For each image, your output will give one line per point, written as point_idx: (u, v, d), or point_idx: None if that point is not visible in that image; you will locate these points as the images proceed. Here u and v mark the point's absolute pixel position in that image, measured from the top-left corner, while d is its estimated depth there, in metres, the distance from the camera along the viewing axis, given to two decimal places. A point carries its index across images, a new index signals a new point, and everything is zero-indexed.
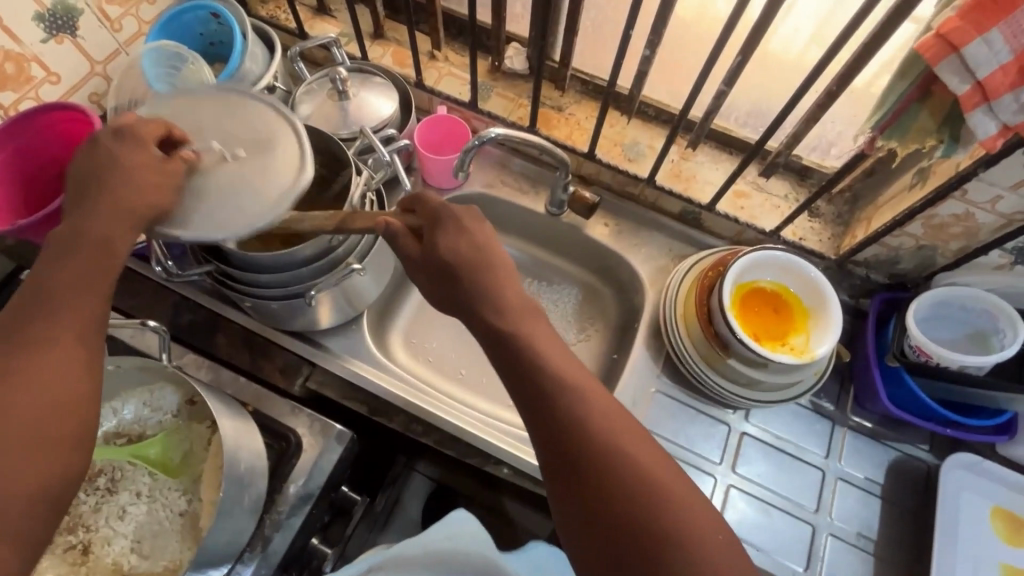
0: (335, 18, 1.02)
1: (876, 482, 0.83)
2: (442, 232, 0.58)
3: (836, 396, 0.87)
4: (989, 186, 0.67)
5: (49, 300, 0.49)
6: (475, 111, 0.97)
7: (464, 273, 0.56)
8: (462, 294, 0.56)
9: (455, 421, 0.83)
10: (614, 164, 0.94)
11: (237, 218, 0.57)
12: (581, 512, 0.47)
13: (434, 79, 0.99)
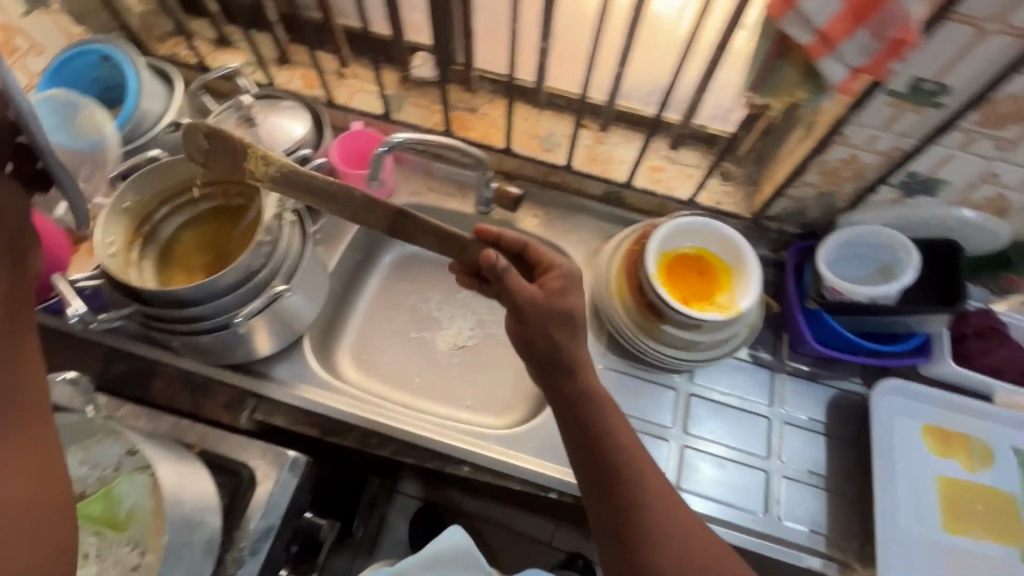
0: (237, 48, 1.02)
1: (819, 421, 0.87)
2: (561, 296, 0.68)
3: (772, 346, 0.92)
4: (865, 124, 0.72)
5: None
6: (390, 123, 0.98)
7: (544, 323, 0.67)
8: (541, 332, 0.67)
9: (408, 428, 0.83)
10: (532, 156, 0.96)
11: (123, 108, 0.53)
12: (619, 545, 0.64)
13: (345, 97, 1.00)
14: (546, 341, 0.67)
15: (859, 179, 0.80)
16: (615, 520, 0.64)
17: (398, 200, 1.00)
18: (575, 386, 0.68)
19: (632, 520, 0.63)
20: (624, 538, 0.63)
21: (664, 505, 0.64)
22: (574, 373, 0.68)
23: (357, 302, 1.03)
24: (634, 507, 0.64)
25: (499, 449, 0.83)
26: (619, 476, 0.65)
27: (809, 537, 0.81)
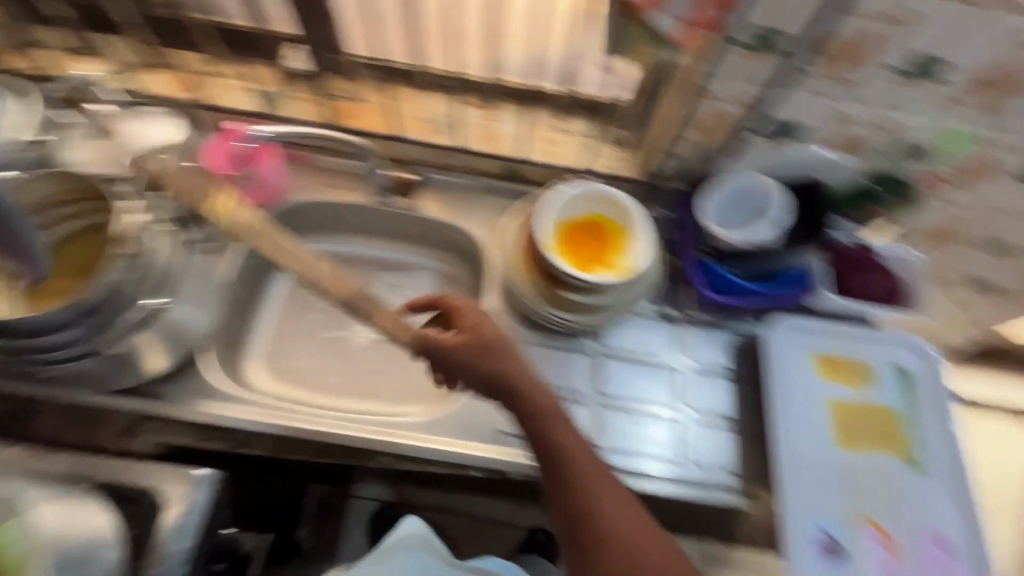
0: (93, 55, 0.95)
1: (723, 365, 0.92)
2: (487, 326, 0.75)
3: (675, 299, 0.95)
4: (721, 74, 0.75)
5: None
6: (270, 118, 0.94)
7: (472, 351, 0.73)
8: (472, 357, 0.73)
9: (318, 431, 0.79)
10: (422, 139, 0.97)
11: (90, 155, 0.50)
12: (584, 550, 0.63)
13: (216, 95, 0.95)
14: (476, 365, 0.72)
15: (725, 128, 0.84)
16: (572, 530, 0.65)
17: (291, 197, 0.96)
18: (513, 401, 0.71)
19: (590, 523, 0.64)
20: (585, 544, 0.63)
21: (621, 509, 0.65)
22: (510, 391, 0.71)
23: (261, 309, 0.99)
24: (588, 511, 0.64)
25: (418, 436, 0.82)
26: (570, 484, 0.66)
27: (730, 480, 0.84)
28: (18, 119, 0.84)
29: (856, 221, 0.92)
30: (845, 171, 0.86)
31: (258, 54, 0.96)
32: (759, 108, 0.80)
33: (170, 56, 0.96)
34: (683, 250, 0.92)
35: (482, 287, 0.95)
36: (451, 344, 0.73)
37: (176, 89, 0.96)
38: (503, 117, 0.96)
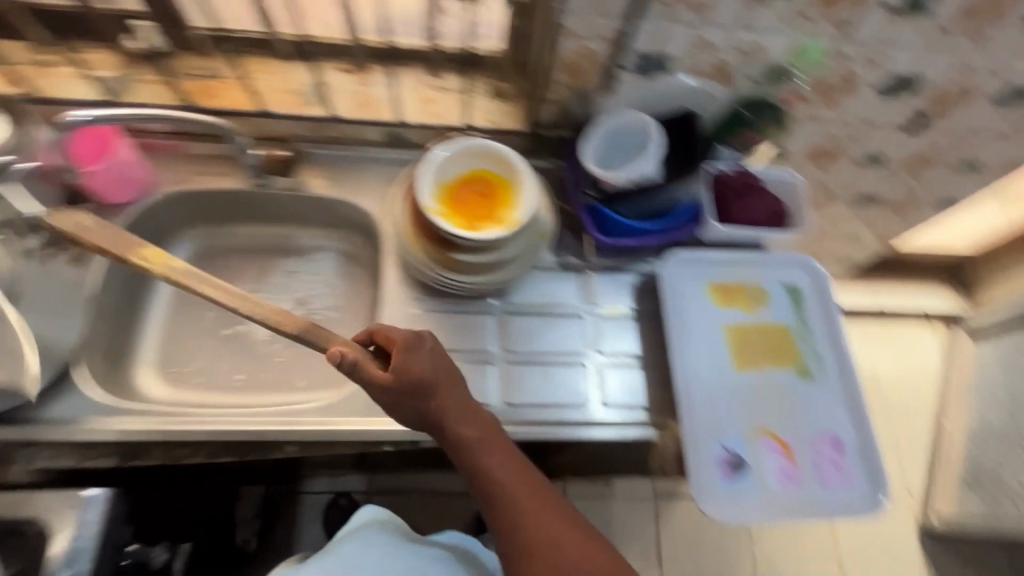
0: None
1: (820, 364, 0.82)
2: (458, 422, 0.69)
3: (761, 289, 0.86)
4: (817, 35, 0.72)
5: None
6: (267, 110, 0.87)
7: (502, 460, 0.68)
8: (500, 467, 0.68)
9: (389, 422, 0.76)
10: (481, 121, 0.89)
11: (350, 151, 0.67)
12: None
13: (232, 102, 0.87)
14: (494, 476, 0.67)
15: (820, 85, 0.81)
16: None
17: (341, 196, 0.91)
18: (532, 519, 0.66)
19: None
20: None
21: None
22: (500, 509, 0.67)
23: (324, 296, 0.96)
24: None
25: None
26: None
27: (850, 501, 0.75)
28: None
29: (937, 104, 0.85)
30: (932, 83, 0.81)
31: (252, 47, 0.85)
32: (861, 59, 0.76)
33: (70, 55, 0.84)
34: (756, 218, 0.85)
35: (549, 275, 0.88)
36: (489, 447, 0.68)
37: (191, 94, 0.86)
38: (574, 89, 0.81)
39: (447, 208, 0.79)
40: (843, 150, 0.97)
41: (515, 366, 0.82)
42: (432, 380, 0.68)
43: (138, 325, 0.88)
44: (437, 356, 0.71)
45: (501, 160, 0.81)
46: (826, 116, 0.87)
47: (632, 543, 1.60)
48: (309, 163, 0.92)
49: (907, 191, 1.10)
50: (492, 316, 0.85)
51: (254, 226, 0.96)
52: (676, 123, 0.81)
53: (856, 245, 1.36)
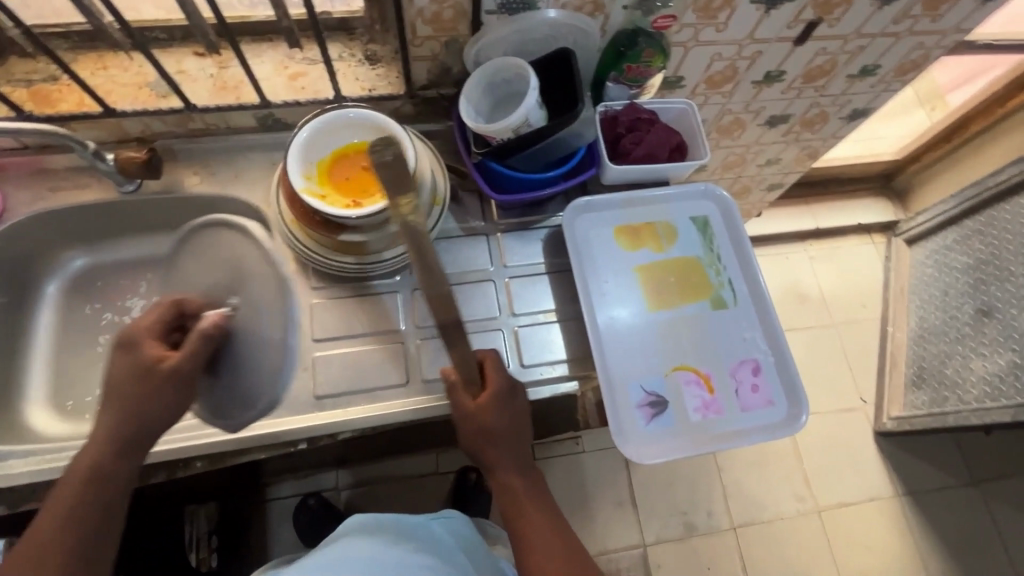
0: None
1: (731, 290, 0.81)
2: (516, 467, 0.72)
3: (666, 225, 0.84)
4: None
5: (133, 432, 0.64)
6: (116, 108, 0.79)
7: (539, 513, 0.72)
8: (537, 521, 0.71)
9: (304, 418, 0.74)
10: (354, 90, 0.84)
11: (293, 164, 0.72)
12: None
13: (76, 103, 0.78)
14: (528, 520, 0.71)
15: (699, 5, 0.77)
16: None
17: (220, 191, 0.84)
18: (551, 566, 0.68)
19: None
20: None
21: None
22: (526, 550, 0.70)
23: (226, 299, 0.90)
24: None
25: (393, 414, 0.74)
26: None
27: (769, 421, 0.75)
28: None
29: (821, 11, 0.83)
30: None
31: (90, 40, 0.79)
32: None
33: None
34: (655, 152, 0.81)
35: (452, 242, 0.84)
36: (534, 502, 0.72)
37: (26, 102, 0.77)
38: (444, 41, 0.76)
39: (325, 187, 0.74)
40: (739, 72, 0.94)
41: (428, 342, 0.79)
42: (506, 432, 0.70)
43: (25, 361, 0.82)
44: (518, 418, 0.71)
45: (379, 129, 0.75)
46: (713, 38, 0.84)
47: (608, 492, 1.63)
48: (181, 161, 0.85)
49: (813, 106, 1.09)
50: (399, 294, 0.81)
51: (138, 237, 0.89)
52: (546, 63, 0.75)
53: (778, 168, 1.36)
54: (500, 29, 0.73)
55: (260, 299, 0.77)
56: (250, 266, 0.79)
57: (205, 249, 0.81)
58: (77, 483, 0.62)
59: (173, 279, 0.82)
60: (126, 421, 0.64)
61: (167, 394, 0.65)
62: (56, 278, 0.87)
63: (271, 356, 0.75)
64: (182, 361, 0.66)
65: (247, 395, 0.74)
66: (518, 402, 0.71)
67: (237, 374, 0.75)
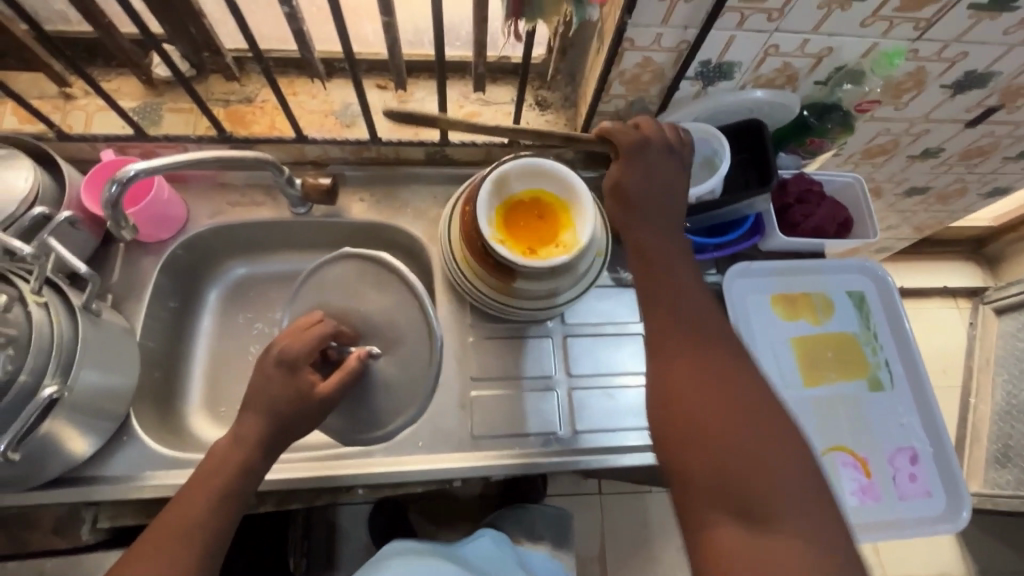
0: (23, 72, 0.79)
1: (889, 372, 0.80)
2: (649, 217, 0.64)
3: (824, 300, 0.83)
4: (894, 41, 0.69)
5: (280, 438, 0.65)
6: (302, 140, 0.81)
7: (685, 278, 0.61)
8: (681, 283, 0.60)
9: (462, 458, 0.75)
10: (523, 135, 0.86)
11: (481, 205, 0.74)
12: (712, 500, 0.49)
13: (268, 126, 0.82)
14: (668, 283, 0.60)
15: (889, 85, 0.77)
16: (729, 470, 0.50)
17: (384, 219, 0.87)
18: (680, 314, 0.58)
19: (751, 494, 0.48)
20: (729, 501, 0.49)
21: (792, 502, 0.48)
22: (662, 321, 0.58)
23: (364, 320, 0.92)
24: (748, 478, 0.49)
25: (544, 462, 0.75)
26: (768, 446, 0.50)
27: (926, 514, 0.75)
28: (16, 185, 0.68)
29: (1006, 99, 0.81)
30: (1006, 78, 0.77)
31: (287, 67, 0.83)
32: (936, 58, 0.72)
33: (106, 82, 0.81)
34: (824, 226, 0.81)
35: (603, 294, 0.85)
36: (673, 257, 0.62)
37: (223, 121, 0.81)
38: (631, 100, 0.77)
39: (503, 232, 0.76)
40: (898, 146, 0.93)
41: (578, 391, 0.80)
42: (644, 190, 0.64)
43: (185, 365, 0.85)
44: (657, 176, 0.65)
45: (557, 178, 0.77)
46: (889, 115, 0.84)
47: (672, 535, 1.49)
48: (350, 186, 0.88)
49: (957, 182, 1.07)
50: (552, 338, 0.82)
51: (293, 251, 0.91)
52: (732, 135, 0.77)
53: (893, 232, 1.34)
54: (687, 102, 0.76)
55: (410, 356, 0.78)
56: (393, 309, 0.79)
57: (354, 285, 0.80)
58: (221, 478, 0.61)
59: (311, 300, 0.80)
60: (274, 433, 0.64)
61: (318, 418, 0.67)
62: (217, 285, 0.89)
63: (396, 399, 0.76)
64: (338, 390, 0.68)
65: (372, 418, 0.76)
66: (658, 162, 0.65)
67: (364, 403, 0.76)
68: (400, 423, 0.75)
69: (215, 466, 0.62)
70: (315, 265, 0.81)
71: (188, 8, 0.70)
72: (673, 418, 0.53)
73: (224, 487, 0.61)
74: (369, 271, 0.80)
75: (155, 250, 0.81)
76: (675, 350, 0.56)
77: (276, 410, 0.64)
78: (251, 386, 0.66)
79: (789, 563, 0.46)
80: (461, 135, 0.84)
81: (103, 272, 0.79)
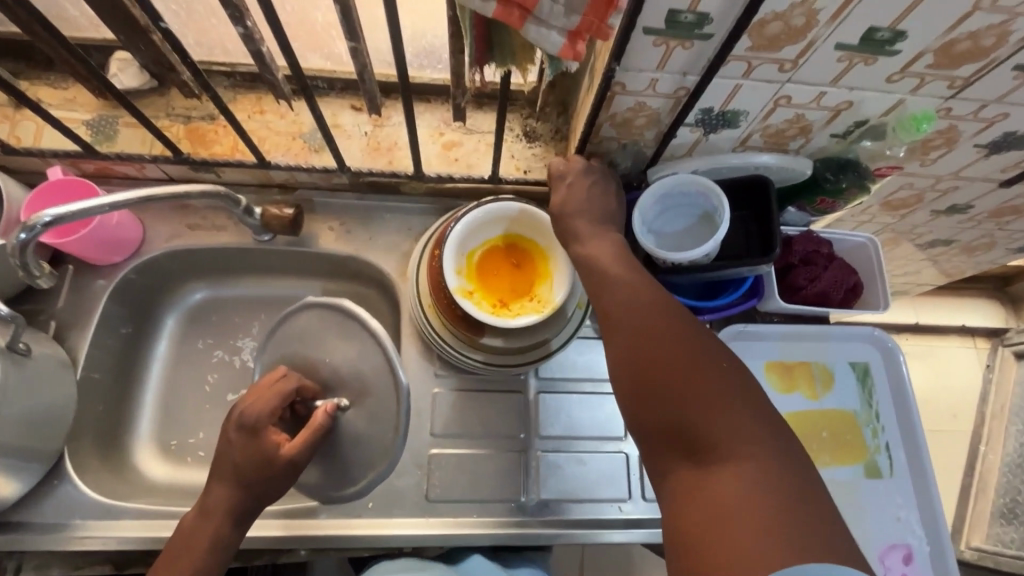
0: None
1: (889, 458, 0.73)
2: (580, 213, 0.62)
3: (824, 372, 0.76)
4: (924, 99, 0.60)
5: (254, 505, 0.61)
6: (265, 167, 0.75)
7: (610, 248, 0.59)
8: (604, 253, 0.59)
9: (414, 523, 0.70)
10: (508, 170, 0.78)
11: (448, 257, 0.68)
12: (666, 450, 0.48)
13: (230, 147, 0.76)
14: (593, 253, 0.59)
15: (917, 143, 0.68)
16: (675, 409, 0.47)
17: (352, 250, 0.81)
18: (609, 277, 0.56)
19: (694, 428, 0.46)
20: (680, 443, 0.47)
21: (741, 430, 0.46)
22: (601, 286, 0.56)
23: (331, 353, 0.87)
24: (693, 415, 0.47)
25: (501, 533, 0.70)
26: (712, 383, 0.47)
27: None
28: None
29: None
30: None
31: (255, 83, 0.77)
32: (972, 117, 0.63)
33: (59, 91, 0.75)
34: (830, 292, 0.74)
35: (585, 347, 0.78)
36: (597, 234, 0.61)
37: (182, 139, 0.75)
38: (623, 143, 0.70)
39: (474, 283, 0.70)
40: (923, 201, 0.85)
41: (547, 456, 0.74)
42: (568, 198, 0.63)
43: (136, 395, 0.80)
44: (590, 199, 0.63)
45: (537, 224, 0.71)
46: (914, 170, 0.76)
47: None
48: (319, 214, 0.81)
49: (986, 238, 0.97)
50: (523, 395, 0.76)
51: (257, 275, 0.86)
52: (731, 190, 0.71)
53: (913, 276, 1.25)
54: (685, 154, 0.70)
55: (381, 411, 0.68)
56: (359, 359, 0.70)
57: (319, 334, 0.72)
58: (196, 550, 0.59)
59: (276, 349, 0.74)
60: (247, 500, 0.61)
61: (288, 481, 0.62)
62: (175, 310, 0.84)
63: (367, 451, 0.68)
64: (306, 450, 0.63)
65: (349, 470, 0.68)
66: (585, 179, 0.64)
67: (337, 456, 0.69)
68: (375, 476, 0.67)
69: (188, 532, 0.60)
70: (288, 312, 0.74)
71: (138, 23, 0.64)
72: (619, 378, 0.51)
73: (200, 562, 0.59)
74: (336, 316, 0.71)
75: (105, 274, 0.76)
76: (614, 314, 0.54)
77: (243, 476, 0.61)
78: (216, 452, 0.63)
79: (746, 487, 0.43)
80: (439, 167, 0.78)
81: (49, 296, 0.74)
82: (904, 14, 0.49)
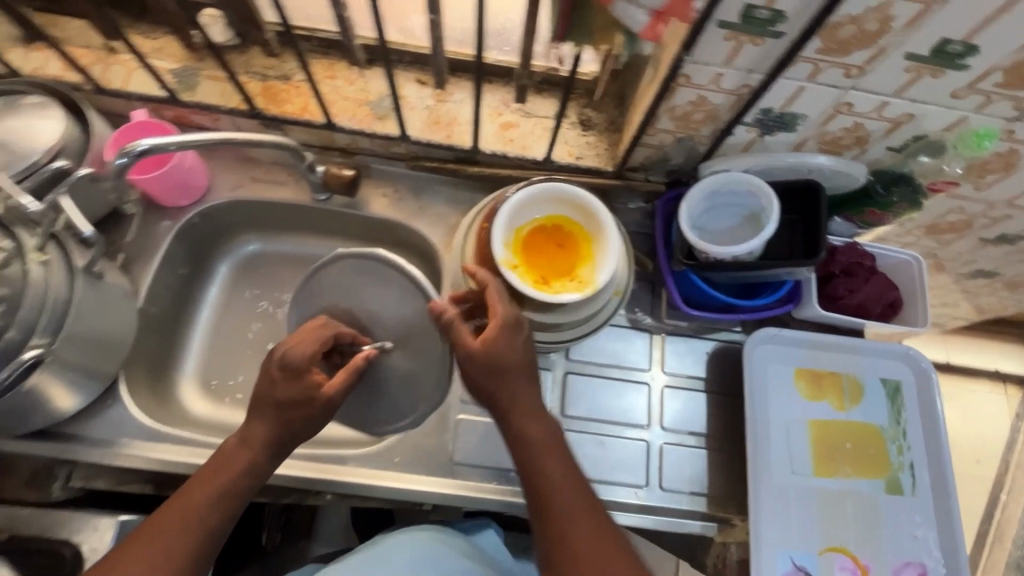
0: (74, 18, 0.80)
1: (912, 476, 0.73)
2: (509, 386, 0.61)
3: (854, 384, 0.76)
4: (988, 118, 0.61)
5: (289, 437, 0.64)
6: (331, 129, 0.79)
7: (565, 471, 0.60)
8: (562, 473, 0.60)
9: (435, 482, 0.73)
10: (561, 153, 0.80)
11: (497, 229, 0.70)
12: None
13: (301, 107, 0.79)
14: (553, 480, 0.59)
15: (974, 164, 0.69)
16: None
17: (402, 217, 0.84)
18: (567, 507, 0.58)
19: None
20: None
21: None
22: (549, 513, 0.58)
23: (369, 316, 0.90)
24: None
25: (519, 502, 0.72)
26: None
27: None
28: (49, 134, 0.69)
29: None
30: None
31: (330, 48, 0.80)
32: None
33: (148, 39, 0.80)
34: (868, 305, 0.74)
35: (617, 334, 0.80)
36: (553, 450, 0.61)
37: (256, 95, 0.79)
38: (678, 137, 0.71)
39: (519, 257, 0.72)
40: (972, 228, 0.84)
41: (569, 434, 0.76)
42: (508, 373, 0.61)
43: (185, 333, 0.85)
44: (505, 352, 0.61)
45: (577, 206, 0.73)
46: (966, 194, 0.75)
47: None
48: (374, 180, 0.85)
49: None
50: (551, 372, 0.78)
51: (308, 234, 0.89)
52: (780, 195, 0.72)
53: (951, 309, 1.23)
54: (738, 152, 0.71)
55: (423, 354, 0.72)
56: (399, 305, 0.72)
57: (358, 284, 0.74)
58: (231, 469, 0.62)
59: (313, 300, 0.76)
60: (284, 431, 0.64)
61: (326, 415, 0.65)
62: (229, 258, 0.89)
63: (412, 392, 0.73)
64: (344, 390, 0.65)
65: (398, 407, 0.74)
66: (515, 345, 0.61)
67: (381, 394, 0.74)
68: (425, 409, 0.73)
69: (213, 472, 0.62)
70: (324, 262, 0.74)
71: None
72: None
73: (227, 485, 0.62)
74: (376, 265, 0.72)
75: (171, 215, 0.81)
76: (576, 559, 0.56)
77: (283, 409, 0.63)
78: (258, 385, 0.65)
79: None
80: (495, 145, 0.80)
81: (119, 229, 0.79)
82: (978, 28, 0.50)
